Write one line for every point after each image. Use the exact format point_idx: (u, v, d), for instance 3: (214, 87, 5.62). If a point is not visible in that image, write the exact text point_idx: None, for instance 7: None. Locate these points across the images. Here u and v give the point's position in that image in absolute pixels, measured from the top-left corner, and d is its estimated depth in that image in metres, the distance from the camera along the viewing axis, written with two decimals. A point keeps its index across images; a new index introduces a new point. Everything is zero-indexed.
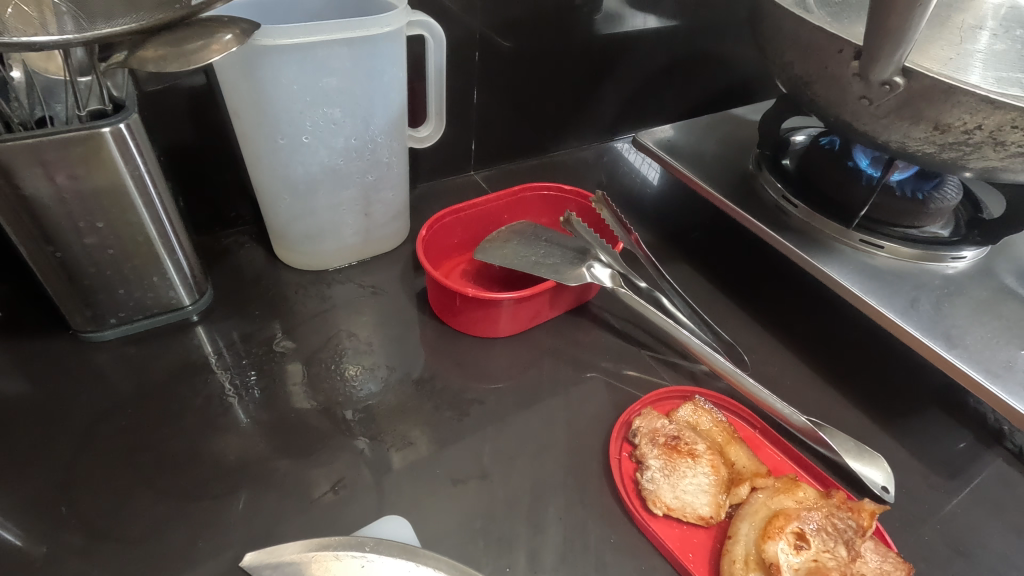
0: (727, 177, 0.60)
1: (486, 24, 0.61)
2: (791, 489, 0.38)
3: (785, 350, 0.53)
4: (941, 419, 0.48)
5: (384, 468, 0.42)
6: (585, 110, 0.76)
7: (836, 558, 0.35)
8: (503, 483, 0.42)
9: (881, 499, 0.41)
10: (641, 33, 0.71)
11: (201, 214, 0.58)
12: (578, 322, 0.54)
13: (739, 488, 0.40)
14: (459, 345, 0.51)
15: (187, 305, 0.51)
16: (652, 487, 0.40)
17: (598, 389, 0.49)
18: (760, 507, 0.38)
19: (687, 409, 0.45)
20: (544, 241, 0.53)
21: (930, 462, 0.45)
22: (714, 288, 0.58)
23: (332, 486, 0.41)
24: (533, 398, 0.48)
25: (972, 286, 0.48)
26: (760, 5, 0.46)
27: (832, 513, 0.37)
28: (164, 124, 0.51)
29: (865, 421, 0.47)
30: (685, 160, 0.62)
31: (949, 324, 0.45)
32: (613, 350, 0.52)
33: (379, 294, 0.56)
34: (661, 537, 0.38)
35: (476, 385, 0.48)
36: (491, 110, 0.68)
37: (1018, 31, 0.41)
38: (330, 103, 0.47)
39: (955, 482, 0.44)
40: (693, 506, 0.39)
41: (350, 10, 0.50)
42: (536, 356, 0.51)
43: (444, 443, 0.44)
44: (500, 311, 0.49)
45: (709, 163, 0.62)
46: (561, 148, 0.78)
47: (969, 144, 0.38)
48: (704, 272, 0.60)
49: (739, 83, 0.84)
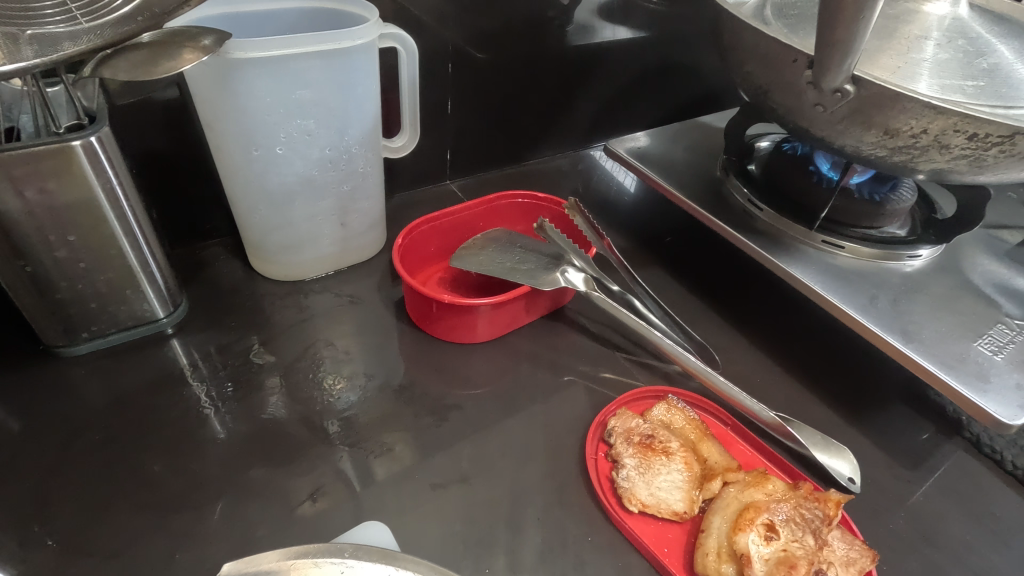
0: (696, 183, 0.61)
1: (459, 37, 0.62)
2: (761, 482, 0.40)
3: (756, 350, 0.54)
4: (906, 412, 0.50)
5: (365, 475, 0.42)
6: (559, 119, 0.77)
7: (804, 547, 0.36)
8: (483, 486, 0.42)
9: (846, 489, 0.43)
10: (612, 44, 0.73)
11: (175, 227, 0.57)
12: (555, 327, 0.55)
13: (711, 483, 0.41)
14: (437, 352, 0.52)
15: (162, 318, 0.51)
16: (627, 484, 0.41)
17: (574, 391, 0.50)
18: (731, 500, 0.39)
19: (660, 407, 0.46)
20: (519, 247, 0.54)
21: (895, 454, 0.47)
22: (686, 291, 0.60)
23: (311, 495, 0.41)
24: (512, 402, 0.48)
25: (928, 284, 0.50)
26: (720, 18, 0.48)
27: (799, 504, 0.38)
28: (137, 136, 0.51)
29: (832, 416, 0.49)
30: (656, 167, 0.63)
31: (907, 319, 0.47)
32: (589, 353, 0.53)
33: (357, 303, 0.56)
34: (637, 533, 0.39)
35: (455, 390, 0.49)
36: (466, 120, 0.69)
37: (959, 42, 0.43)
38: (304, 115, 0.47)
39: (918, 472, 0.46)
40: (667, 502, 0.40)
41: (323, 24, 0.50)
42: (514, 361, 0.52)
43: (424, 449, 0.44)
44: (477, 317, 0.50)
45: (679, 170, 0.63)
46: (537, 157, 0.79)
47: (917, 147, 0.40)
48: (677, 276, 0.62)
49: (708, 92, 0.87)
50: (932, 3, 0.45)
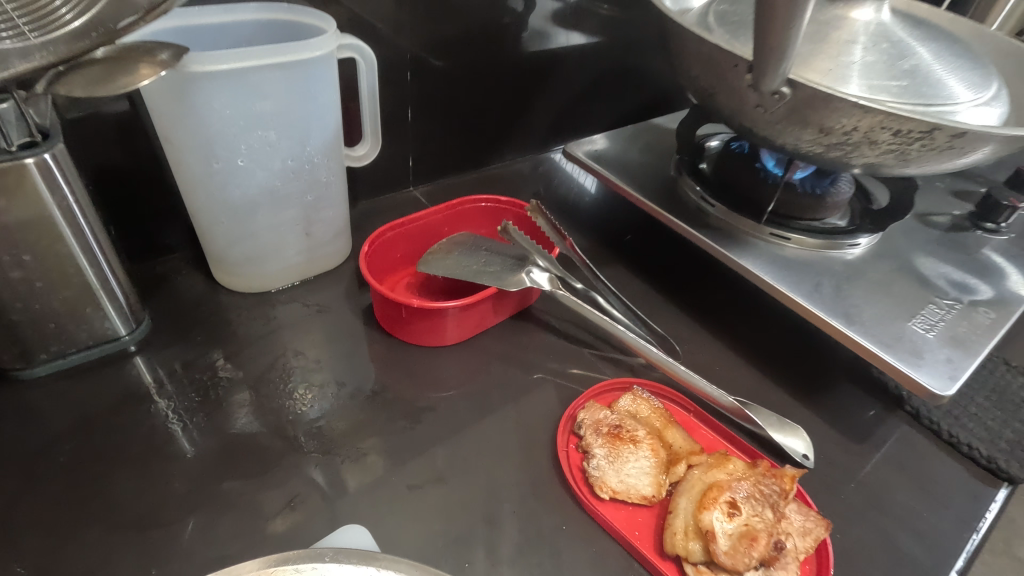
0: (652, 182, 0.64)
1: (416, 45, 0.63)
2: (722, 463, 0.42)
3: (714, 340, 0.57)
4: (853, 390, 0.53)
5: (342, 480, 0.43)
6: (518, 123, 0.79)
7: (763, 520, 0.39)
8: (459, 485, 0.43)
9: (800, 465, 0.46)
10: (566, 50, 0.75)
11: (133, 243, 0.56)
12: (522, 326, 0.57)
13: (677, 467, 0.43)
14: (408, 357, 0.52)
15: (124, 335, 0.50)
16: (598, 473, 0.42)
17: (544, 388, 0.51)
18: (696, 482, 0.41)
19: (627, 398, 0.48)
20: (484, 250, 0.55)
21: (844, 430, 0.50)
22: (646, 286, 0.62)
23: (287, 503, 0.41)
24: (483, 401, 0.50)
25: (868, 270, 0.54)
26: (666, 25, 0.51)
27: (758, 480, 0.41)
28: (90, 152, 0.50)
29: (786, 398, 0.52)
30: (613, 169, 0.66)
31: (849, 303, 0.50)
32: (556, 351, 0.55)
33: (325, 312, 0.56)
34: (609, 519, 0.41)
35: (428, 393, 0.49)
36: (427, 127, 0.70)
37: (884, 45, 0.47)
38: (264, 126, 0.47)
39: (865, 446, 0.49)
40: (637, 487, 0.42)
41: (280, 35, 0.51)
42: (484, 362, 0.53)
43: (399, 452, 0.45)
44: (445, 320, 0.50)
45: (635, 171, 0.66)
46: (498, 162, 0.81)
47: (849, 143, 0.43)
48: (638, 272, 0.64)
49: (660, 94, 0.90)
50: (858, 9, 0.48)
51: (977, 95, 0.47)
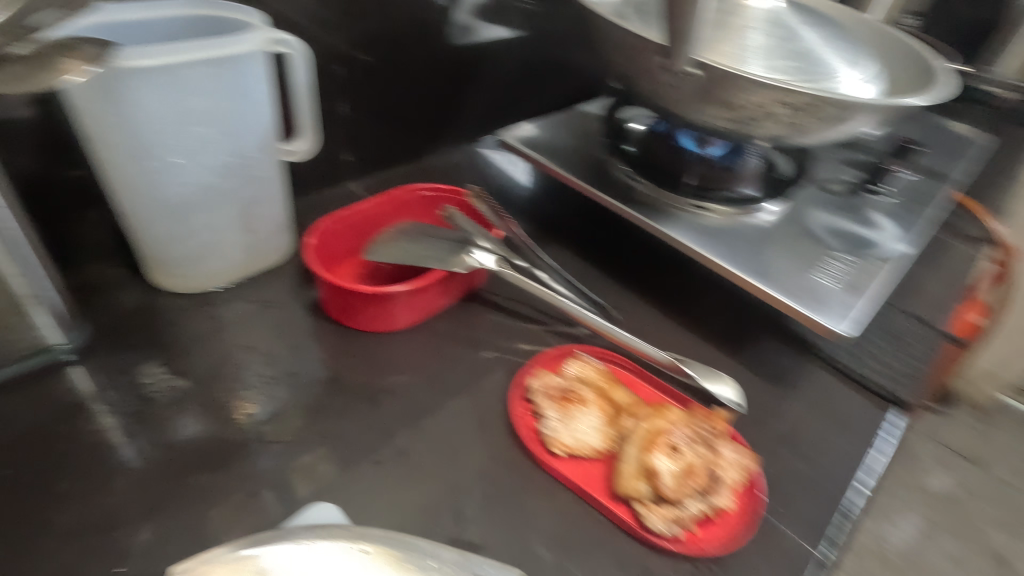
0: (582, 165, 0.68)
1: (346, 40, 0.63)
2: (663, 412, 0.46)
3: (649, 307, 0.61)
4: (773, 342, 0.59)
5: (305, 466, 0.44)
6: (451, 115, 0.81)
7: (702, 457, 0.43)
8: (421, 458, 0.45)
9: (728, 409, 0.51)
10: (493, 43, 0.78)
11: (60, 251, 0.54)
12: (470, 308, 0.59)
13: (623, 420, 0.47)
14: (360, 345, 0.53)
15: (57, 345, 0.49)
16: (553, 433, 0.45)
17: (495, 363, 0.54)
18: (641, 432, 0.44)
19: (573, 364, 0.51)
20: (427, 237, 0.57)
21: (767, 377, 0.56)
22: (585, 263, 0.66)
23: (252, 492, 0.42)
24: (438, 380, 0.51)
25: (778, 233, 0.60)
26: (585, 14, 0.54)
27: (695, 423, 0.45)
28: (6, 157, 0.48)
29: (716, 354, 0.57)
30: (545, 153, 0.69)
31: (763, 263, 0.56)
32: (505, 328, 0.57)
33: (272, 307, 0.56)
34: (566, 474, 0.44)
35: (383, 377, 0.51)
36: (361, 121, 0.71)
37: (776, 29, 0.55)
38: (198, 122, 0.47)
39: (786, 389, 0.55)
40: (589, 442, 0.45)
41: (208, 31, 0.50)
42: (436, 343, 0.55)
43: (360, 434, 0.46)
44: (395, 304, 0.52)
45: (566, 154, 0.69)
46: (434, 154, 0.83)
47: (752, 117, 0.48)
48: (576, 251, 0.68)
49: (585, 85, 0.94)
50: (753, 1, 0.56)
51: (863, 65, 0.55)
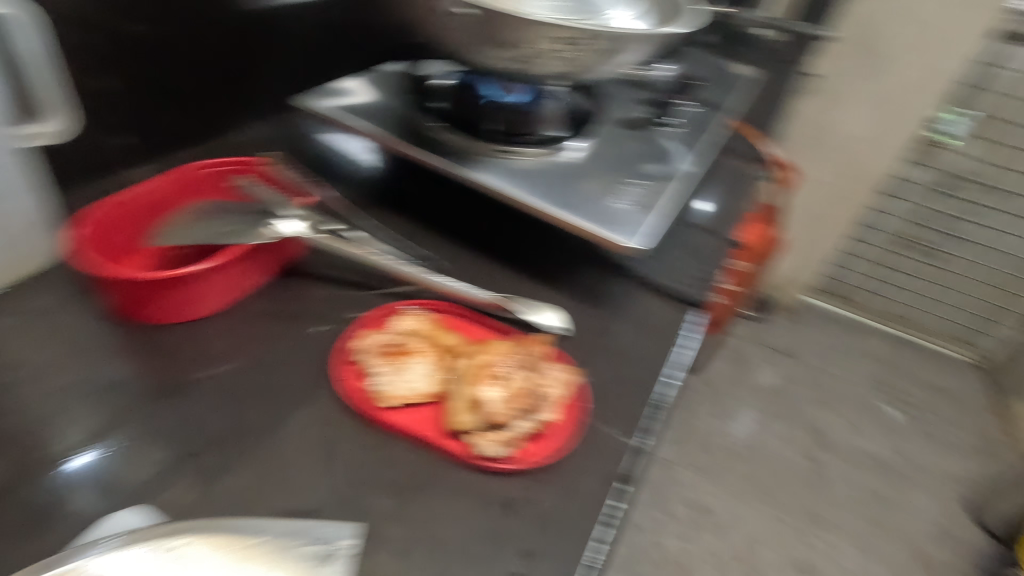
0: (394, 122, 0.66)
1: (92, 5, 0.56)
2: (489, 346, 0.48)
3: (477, 254, 0.62)
4: (595, 269, 0.63)
5: (101, 477, 0.41)
6: (255, 89, 0.75)
7: (527, 380, 0.46)
8: (241, 440, 0.43)
9: (551, 333, 0.54)
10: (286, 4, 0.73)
11: None
12: (290, 282, 0.56)
13: (454, 360, 0.48)
14: (162, 338, 0.49)
15: None
16: (385, 387, 0.45)
17: (321, 331, 0.51)
18: (469, 368, 0.46)
19: (401, 318, 0.51)
20: (224, 211, 0.53)
21: (590, 301, 0.59)
22: (412, 219, 0.64)
23: (38, 517, 0.39)
24: (257, 359, 0.49)
25: (582, 168, 0.64)
26: None
27: (519, 350, 0.48)
28: None
29: (541, 288, 0.60)
30: (355, 114, 0.67)
31: (570, 197, 0.60)
32: (330, 296, 0.55)
33: (48, 317, 0.51)
34: (404, 425, 0.44)
35: (194, 367, 0.48)
36: (134, 99, 0.64)
37: None
38: None
39: (607, 309, 0.59)
40: (422, 389, 0.45)
41: None
42: (251, 323, 0.52)
43: (167, 433, 0.43)
44: (197, 288, 0.49)
45: (378, 113, 0.67)
46: (240, 127, 0.76)
47: (530, 56, 0.50)
48: (401, 207, 0.66)
49: None
50: None
51: (621, 5, 0.65)
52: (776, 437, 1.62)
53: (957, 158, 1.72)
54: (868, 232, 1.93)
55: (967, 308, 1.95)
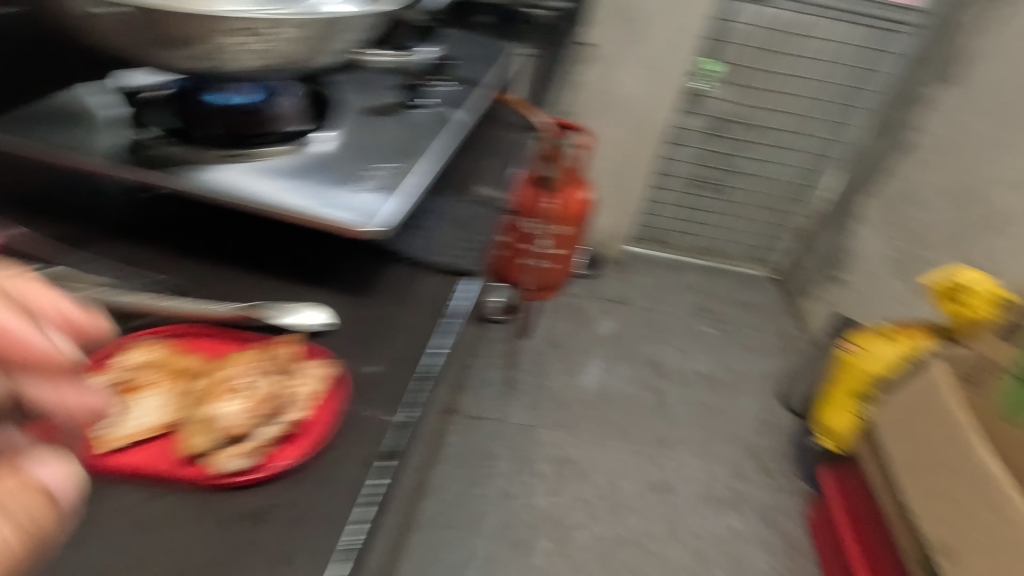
0: (107, 141, 0.60)
1: None
2: (231, 361, 0.46)
3: (230, 265, 0.59)
4: (362, 259, 0.63)
5: None
6: None
7: (273, 386, 0.45)
8: None
9: (300, 331, 0.52)
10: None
11: None
12: None
13: (194, 382, 0.45)
14: None
15: None
16: (103, 430, 0.41)
17: None
18: (205, 391, 0.44)
19: (127, 352, 0.46)
20: None
21: (357, 291, 0.59)
22: (147, 243, 0.59)
23: None
24: None
25: (325, 159, 0.63)
26: None
27: (264, 358, 0.47)
28: None
29: (304, 287, 0.58)
30: (58, 139, 0.59)
31: (309, 189, 0.58)
32: None
33: None
34: (132, 464, 0.40)
35: None
36: None
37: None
38: None
39: (376, 294, 0.59)
40: (152, 422, 0.42)
41: None
42: None
43: None
44: None
45: (88, 133, 0.61)
46: None
47: (213, 55, 0.51)
48: (134, 233, 0.60)
49: None
50: None
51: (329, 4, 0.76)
52: (620, 378, 1.78)
53: (718, 103, 2.00)
54: (665, 179, 2.20)
55: (753, 230, 2.30)
